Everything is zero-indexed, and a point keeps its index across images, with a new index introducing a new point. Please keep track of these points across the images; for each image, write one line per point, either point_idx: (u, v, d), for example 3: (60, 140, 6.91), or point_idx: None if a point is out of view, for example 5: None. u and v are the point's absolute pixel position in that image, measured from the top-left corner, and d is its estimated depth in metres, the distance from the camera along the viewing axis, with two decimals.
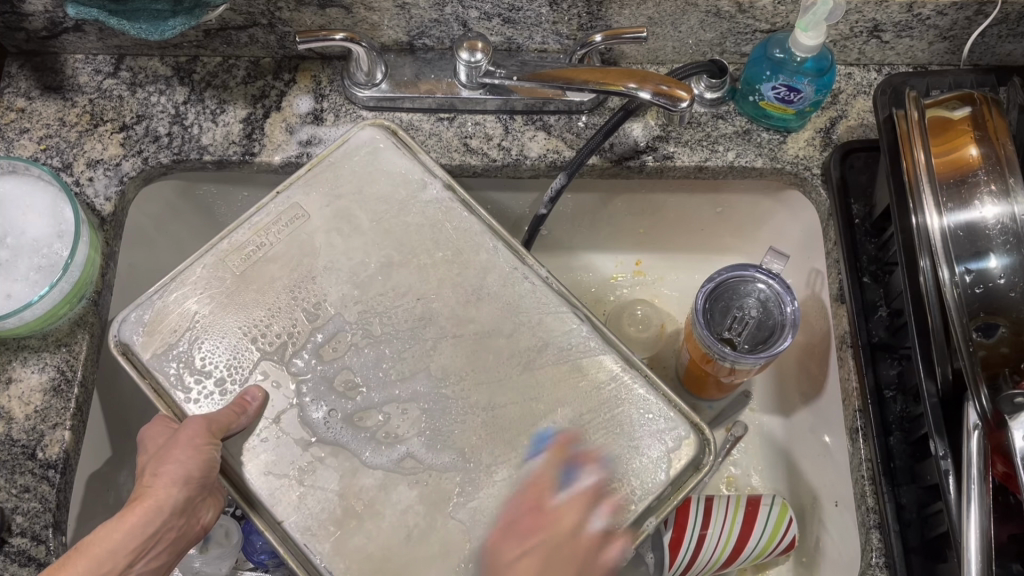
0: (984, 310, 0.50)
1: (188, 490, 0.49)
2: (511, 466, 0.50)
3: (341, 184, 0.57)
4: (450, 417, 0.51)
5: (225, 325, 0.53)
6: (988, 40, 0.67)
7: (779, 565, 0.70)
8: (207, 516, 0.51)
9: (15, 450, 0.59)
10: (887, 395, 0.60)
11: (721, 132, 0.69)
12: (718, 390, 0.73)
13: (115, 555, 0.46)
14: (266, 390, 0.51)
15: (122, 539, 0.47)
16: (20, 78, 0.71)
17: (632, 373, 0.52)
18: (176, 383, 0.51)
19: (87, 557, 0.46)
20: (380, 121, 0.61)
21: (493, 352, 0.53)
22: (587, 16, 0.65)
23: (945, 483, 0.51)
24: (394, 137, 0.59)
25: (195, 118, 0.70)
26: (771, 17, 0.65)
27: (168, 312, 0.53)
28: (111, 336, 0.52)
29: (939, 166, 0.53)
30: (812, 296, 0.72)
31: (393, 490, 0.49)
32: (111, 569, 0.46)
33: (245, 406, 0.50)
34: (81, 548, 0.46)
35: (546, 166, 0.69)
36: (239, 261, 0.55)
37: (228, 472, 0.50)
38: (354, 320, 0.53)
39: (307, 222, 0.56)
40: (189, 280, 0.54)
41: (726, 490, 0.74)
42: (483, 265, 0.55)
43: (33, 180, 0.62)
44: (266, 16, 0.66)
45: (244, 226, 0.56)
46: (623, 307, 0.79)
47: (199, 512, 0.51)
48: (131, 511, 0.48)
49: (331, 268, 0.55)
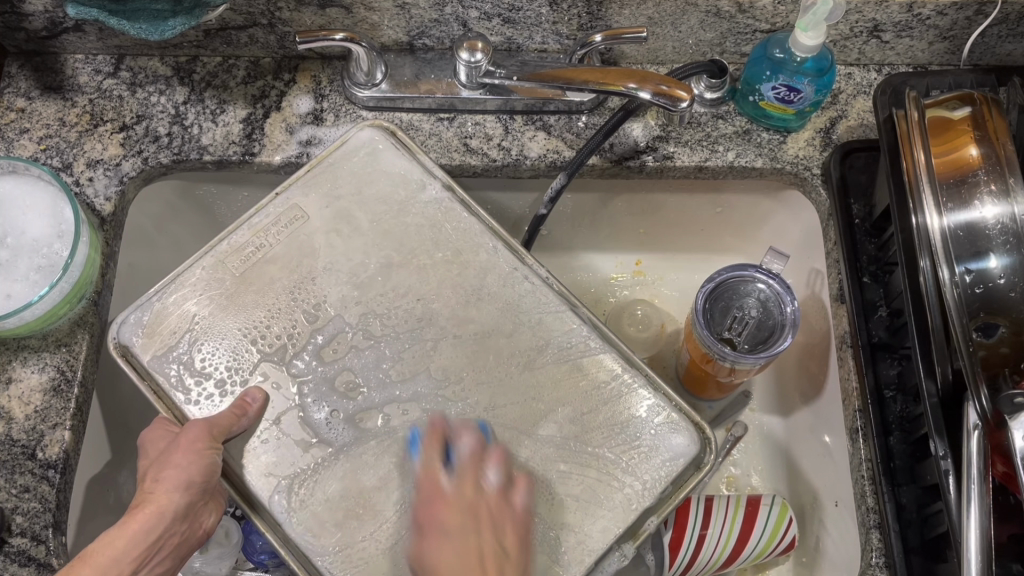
0: (984, 310, 0.50)
1: (191, 494, 0.49)
2: (512, 466, 0.50)
3: (341, 185, 0.57)
4: (451, 417, 0.51)
5: (225, 326, 0.53)
6: (988, 40, 0.66)
7: (779, 565, 0.70)
8: (209, 520, 0.52)
9: (15, 450, 0.59)
10: (887, 396, 0.60)
11: (721, 133, 0.69)
12: (718, 391, 0.73)
13: (118, 563, 0.46)
14: (267, 393, 0.51)
15: (126, 546, 0.47)
16: (20, 78, 0.71)
17: (632, 373, 0.52)
18: (177, 384, 0.51)
19: (91, 566, 0.46)
20: (380, 121, 0.61)
21: (494, 351, 0.53)
22: (587, 16, 0.65)
23: (945, 483, 0.51)
24: (393, 138, 0.60)
25: (195, 118, 0.70)
26: (771, 17, 0.65)
27: (168, 314, 0.53)
28: (111, 337, 0.52)
29: (939, 165, 0.53)
30: (812, 296, 0.72)
31: (390, 491, 0.49)
32: None
33: (246, 407, 0.50)
34: (84, 556, 0.46)
35: (546, 166, 0.69)
36: (239, 262, 0.55)
37: (230, 474, 0.50)
38: (354, 321, 0.53)
39: (306, 223, 0.56)
40: (189, 281, 0.54)
41: (726, 490, 0.74)
42: (483, 264, 0.55)
43: (33, 180, 0.62)
44: (266, 16, 0.66)
45: (244, 227, 0.56)
46: (623, 307, 0.80)
47: (202, 516, 0.51)
48: (133, 516, 0.48)
49: (331, 269, 0.55)
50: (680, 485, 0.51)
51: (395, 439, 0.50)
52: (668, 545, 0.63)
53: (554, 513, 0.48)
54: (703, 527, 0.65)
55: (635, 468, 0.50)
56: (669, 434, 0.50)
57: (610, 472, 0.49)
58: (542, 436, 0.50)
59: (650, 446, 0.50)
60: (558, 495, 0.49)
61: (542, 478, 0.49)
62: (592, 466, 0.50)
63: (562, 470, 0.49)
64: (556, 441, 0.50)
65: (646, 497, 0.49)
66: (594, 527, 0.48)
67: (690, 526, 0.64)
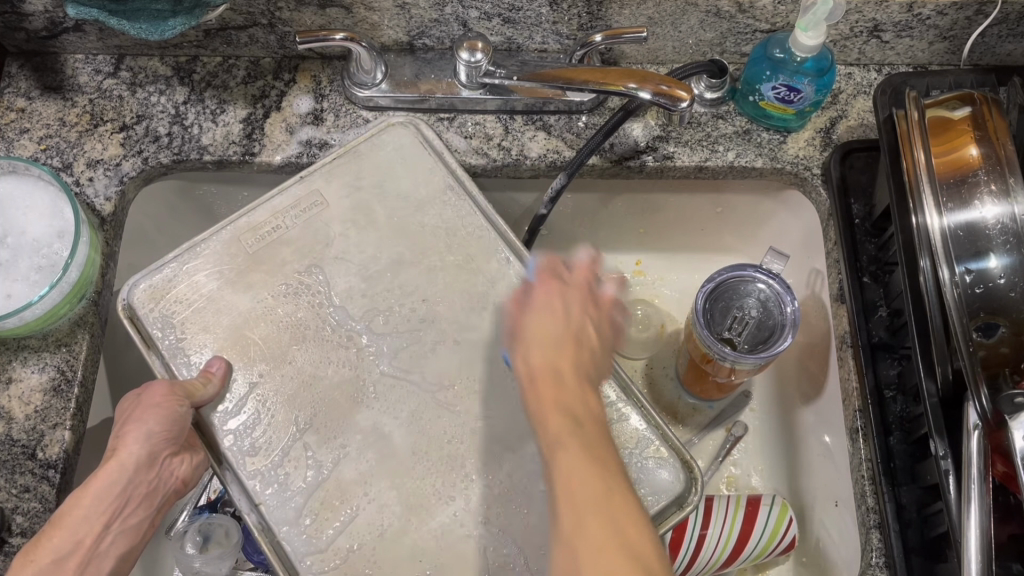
0: (984, 310, 0.50)
1: (153, 447, 0.50)
2: (492, 478, 0.49)
3: (362, 176, 0.58)
4: (441, 427, 0.50)
5: (233, 300, 0.54)
6: (988, 40, 0.67)
7: (779, 565, 0.70)
8: (180, 469, 0.52)
9: (15, 449, 0.59)
10: (887, 396, 0.60)
11: (721, 132, 0.69)
12: (718, 390, 0.73)
13: (88, 519, 0.48)
14: (228, 360, 0.52)
15: (94, 504, 0.48)
16: (20, 78, 0.71)
17: (625, 401, 0.51)
18: (176, 352, 0.52)
19: (62, 527, 0.48)
20: (410, 118, 0.61)
21: (490, 361, 0.52)
22: (587, 16, 0.65)
23: (945, 482, 0.51)
24: (420, 134, 0.60)
25: (195, 118, 0.70)
26: (771, 17, 0.65)
27: (178, 282, 0.54)
28: (122, 299, 0.53)
29: (938, 166, 0.53)
30: (812, 296, 0.72)
31: (375, 487, 0.49)
32: (89, 534, 0.48)
33: (210, 376, 0.50)
34: (57, 521, 0.48)
35: (546, 166, 0.69)
36: (253, 240, 0.55)
37: (204, 430, 0.51)
38: (358, 313, 0.54)
39: (326, 210, 0.57)
40: (201, 255, 0.55)
41: (726, 490, 0.74)
42: (493, 274, 0.55)
43: (33, 180, 0.62)
44: (266, 16, 0.66)
45: (264, 206, 0.56)
46: (623, 307, 0.80)
47: (171, 466, 0.52)
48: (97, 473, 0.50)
49: (341, 258, 0.55)
50: (661, 522, 0.49)
51: (384, 440, 0.50)
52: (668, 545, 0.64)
53: (530, 533, 0.48)
54: (703, 527, 0.65)
55: None
56: (654, 463, 0.50)
57: None
58: (527, 453, 0.50)
59: (635, 477, 0.49)
60: (535, 512, 0.48)
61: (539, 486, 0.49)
62: None
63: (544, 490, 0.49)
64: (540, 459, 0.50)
65: None
66: None
67: (690, 526, 0.64)
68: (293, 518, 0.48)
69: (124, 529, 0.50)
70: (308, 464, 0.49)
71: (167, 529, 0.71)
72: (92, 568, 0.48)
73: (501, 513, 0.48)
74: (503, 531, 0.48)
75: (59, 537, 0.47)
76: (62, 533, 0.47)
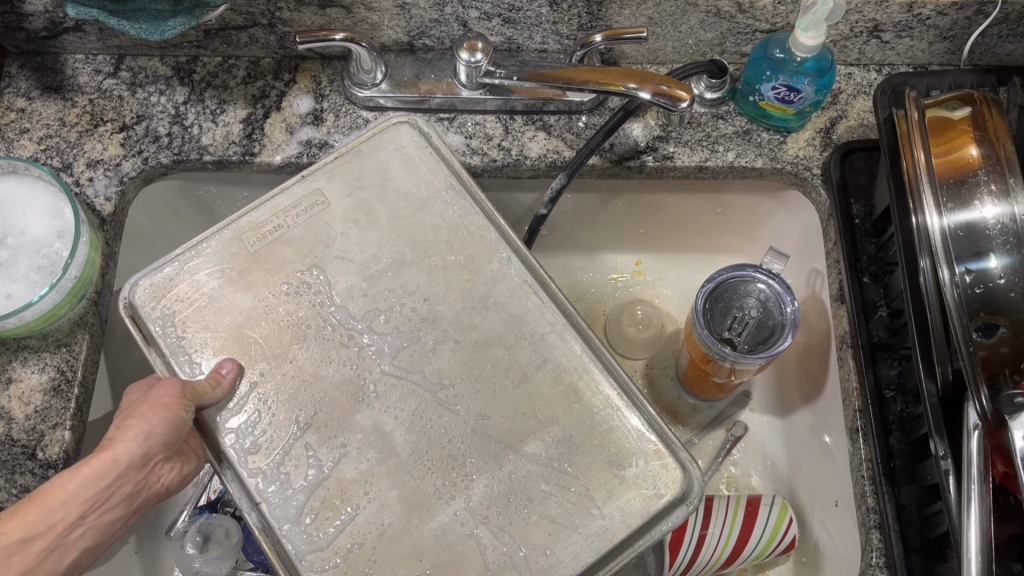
0: (983, 310, 0.50)
1: (150, 447, 0.51)
2: (492, 479, 0.49)
3: (364, 176, 0.58)
4: (441, 426, 0.50)
5: (235, 299, 0.54)
6: (988, 40, 0.67)
7: (779, 565, 0.70)
8: (165, 477, 0.53)
9: (15, 450, 0.59)
10: (887, 396, 0.60)
11: (721, 132, 0.69)
12: (718, 390, 0.73)
13: (68, 505, 0.48)
14: (239, 362, 0.52)
15: (77, 491, 0.48)
16: (20, 78, 0.71)
17: (624, 399, 0.51)
18: (175, 352, 0.52)
19: (41, 505, 0.47)
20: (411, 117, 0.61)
21: (492, 362, 0.52)
22: (587, 16, 0.65)
23: (945, 482, 0.51)
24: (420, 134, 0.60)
25: (195, 118, 0.70)
26: (771, 17, 0.65)
27: (179, 282, 0.54)
28: (123, 299, 0.53)
29: (939, 165, 0.53)
30: (812, 296, 0.72)
31: (375, 486, 0.49)
32: (64, 518, 0.48)
33: (220, 379, 0.50)
34: (37, 496, 0.48)
35: (546, 166, 0.69)
36: (255, 239, 0.55)
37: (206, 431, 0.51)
38: (359, 313, 0.54)
39: (327, 209, 0.57)
40: (203, 253, 0.55)
41: (726, 490, 0.74)
42: (494, 273, 0.55)
43: (33, 180, 0.62)
44: (266, 16, 0.66)
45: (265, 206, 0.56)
46: (623, 307, 0.80)
47: (159, 471, 0.53)
48: (88, 461, 0.49)
49: (342, 257, 0.55)
50: (662, 521, 0.49)
51: (385, 440, 0.50)
52: (668, 545, 0.64)
53: (529, 533, 0.48)
54: (703, 527, 0.65)
55: (614, 498, 0.49)
56: (653, 461, 0.49)
57: (591, 497, 0.49)
58: (527, 453, 0.50)
59: (636, 478, 0.49)
60: (535, 514, 0.48)
61: (540, 486, 0.49)
62: (574, 490, 0.49)
63: (544, 491, 0.49)
64: (541, 459, 0.49)
65: (624, 528, 0.48)
66: (566, 552, 0.47)
67: (690, 527, 0.64)
68: (294, 517, 0.48)
69: (97, 524, 0.50)
70: (309, 463, 0.49)
71: (167, 529, 0.71)
72: (53, 556, 0.48)
73: (501, 513, 0.48)
74: (500, 531, 0.48)
75: (33, 513, 0.47)
76: (40, 511, 0.47)
